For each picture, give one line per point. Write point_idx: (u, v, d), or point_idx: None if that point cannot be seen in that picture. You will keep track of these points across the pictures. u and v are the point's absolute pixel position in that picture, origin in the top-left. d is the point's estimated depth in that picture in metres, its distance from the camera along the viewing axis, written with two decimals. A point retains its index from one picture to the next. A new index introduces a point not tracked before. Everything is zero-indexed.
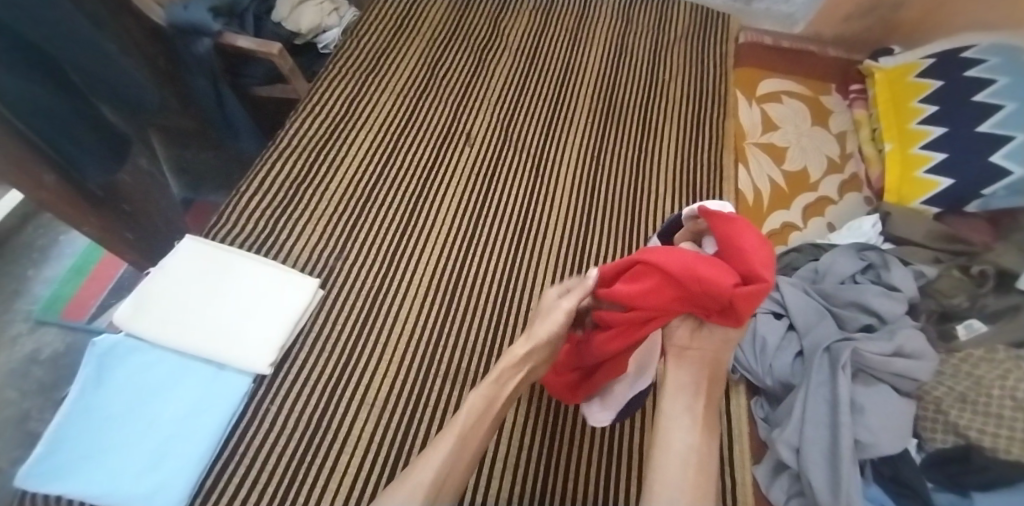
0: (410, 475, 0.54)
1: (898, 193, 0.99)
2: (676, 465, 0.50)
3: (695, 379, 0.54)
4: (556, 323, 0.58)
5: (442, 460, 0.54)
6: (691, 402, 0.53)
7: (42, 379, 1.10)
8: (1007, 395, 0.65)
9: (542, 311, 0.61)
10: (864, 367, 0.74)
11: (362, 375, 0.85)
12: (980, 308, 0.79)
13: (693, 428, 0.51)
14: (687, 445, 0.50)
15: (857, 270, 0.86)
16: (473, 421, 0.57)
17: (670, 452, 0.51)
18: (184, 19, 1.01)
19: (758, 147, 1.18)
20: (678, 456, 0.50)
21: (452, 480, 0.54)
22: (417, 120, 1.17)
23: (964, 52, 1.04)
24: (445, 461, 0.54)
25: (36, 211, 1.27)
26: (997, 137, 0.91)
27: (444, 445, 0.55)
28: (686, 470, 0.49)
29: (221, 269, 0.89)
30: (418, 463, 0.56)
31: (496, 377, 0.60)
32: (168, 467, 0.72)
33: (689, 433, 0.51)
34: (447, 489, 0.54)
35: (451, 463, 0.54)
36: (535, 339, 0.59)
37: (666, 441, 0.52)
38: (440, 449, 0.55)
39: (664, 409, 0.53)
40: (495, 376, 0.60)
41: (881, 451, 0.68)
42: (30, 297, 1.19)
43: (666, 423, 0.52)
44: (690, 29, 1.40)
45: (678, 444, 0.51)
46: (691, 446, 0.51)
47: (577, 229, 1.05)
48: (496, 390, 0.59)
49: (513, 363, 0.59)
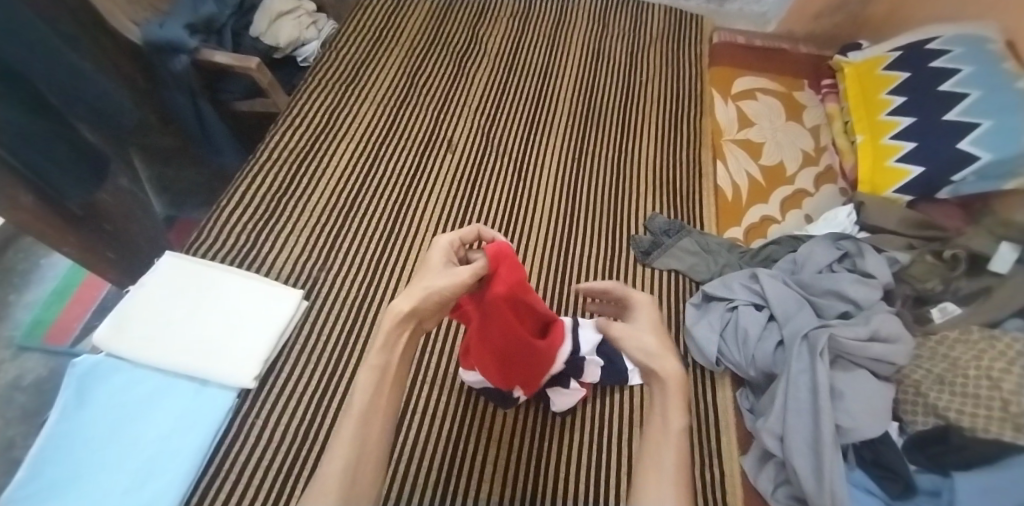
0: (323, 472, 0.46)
1: (871, 184, 1.01)
2: (661, 477, 0.46)
3: (675, 416, 0.49)
4: (447, 281, 0.53)
5: (349, 456, 0.47)
6: (672, 436, 0.49)
7: (26, 404, 1.09)
8: (983, 373, 0.66)
9: (431, 267, 0.56)
10: (843, 353, 0.75)
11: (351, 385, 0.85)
12: (953, 291, 0.81)
13: (672, 451, 0.48)
14: (671, 476, 0.46)
15: (833, 259, 0.88)
16: (367, 403, 0.50)
17: (652, 478, 0.46)
18: (161, 37, 0.99)
19: (735, 143, 1.20)
20: (665, 486, 0.45)
21: (368, 465, 0.48)
22: (398, 130, 1.18)
23: (930, 44, 1.07)
24: (353, 455, 0.47)
25: (17, 235, 1.26)
26: (964, 124, 0.93)
27: (346, 434, 0.48)
28: (672, 467, 0.47)
29: (204, 284, 0.89)
30: (321, 462, 0.47)
31: (383, 343, 0.52)
32: (153, 485, 0.71)
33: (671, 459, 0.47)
34: (366, 478, 0.47)
35: (361, 443, 0.48)
36: (425, 296, 0.52)
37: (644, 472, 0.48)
38: (343, 440, 0.48)
39: (648, 448, 0.49)
40: (381, 343, 0.52)
41: (862, 435, 0.69)
42: (12, 323, 1.18)
43: (649, 462, 0.48)
44: (664, 33, 1.43)
45: (654, 468, 0.47)
46: (674, 473, 0.46)
47: (561, 231, 1.06)
48: (385, 356, 0.52)
49: (399, 323, 0.52)
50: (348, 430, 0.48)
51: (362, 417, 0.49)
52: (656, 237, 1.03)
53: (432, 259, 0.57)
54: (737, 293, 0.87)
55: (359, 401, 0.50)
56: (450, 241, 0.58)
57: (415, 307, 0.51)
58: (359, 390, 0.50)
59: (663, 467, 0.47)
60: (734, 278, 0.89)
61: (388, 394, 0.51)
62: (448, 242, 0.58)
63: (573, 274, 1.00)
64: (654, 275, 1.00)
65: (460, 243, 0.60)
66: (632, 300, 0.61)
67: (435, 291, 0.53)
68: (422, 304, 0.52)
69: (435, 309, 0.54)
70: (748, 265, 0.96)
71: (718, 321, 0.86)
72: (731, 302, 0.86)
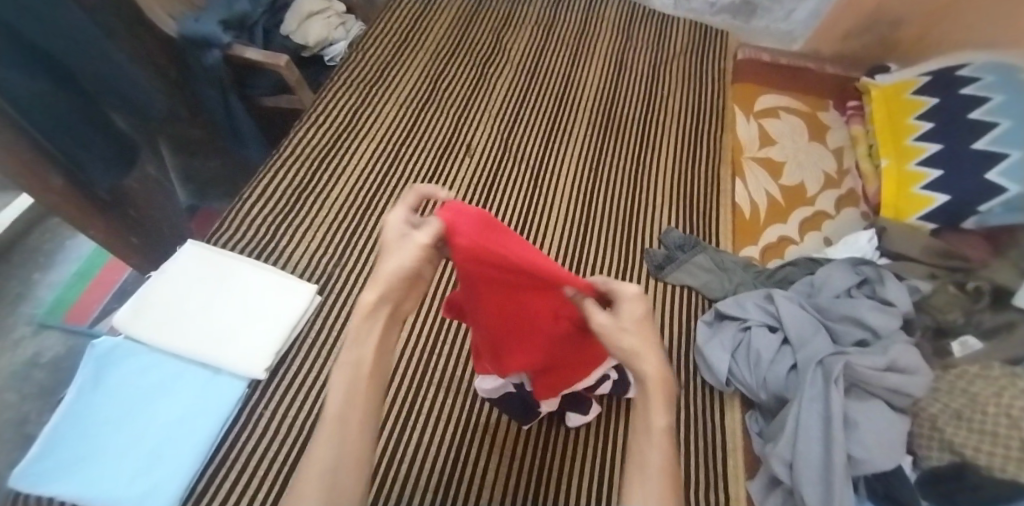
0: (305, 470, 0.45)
1: (895, 209, 0.99)
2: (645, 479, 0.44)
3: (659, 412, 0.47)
4: (411, 260, 0.49)
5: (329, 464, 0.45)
6: (657, 435, 0.46)
7: (42, 382, 1.11)
8: (1001, 412, 0.64)
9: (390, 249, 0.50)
10: (859, 381, 0.73)
11: None
12: (975, 324, 0.79)
13: (656, 450, 0.46)
14: (656, 477, 0.44)
15: (852, 284, 0.87)
16: (343, 404, 0.47)
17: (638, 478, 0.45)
18: (196, 31, 1.01)
19: (755, 161, 1.19)
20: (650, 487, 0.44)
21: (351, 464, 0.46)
22: (418, 131, 1.19)
23: (960, 71, 1.05)
24: (331, 463, 0.45)
25: (45, 216, 1.29)
26: (993, 153, 0.91)
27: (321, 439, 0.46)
28: (658, 466, 0.45)
29: (221, 274, 0.90)
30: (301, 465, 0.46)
31: (354, 338, 0.49)
32: (160, 471, 0.72)
33: (656, 458, 0.45)
34: (348, 477, 0.45)
35: (343, 437, 0.46)
36: (390, 279, 0.49)
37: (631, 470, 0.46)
38: (320, 447, 0.45)
39: (636, 445, 0.47)
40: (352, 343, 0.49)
41: (874, 467, 0.68)
42: (34, 301, 1.21)
43: (636, 461, 0.46)
44: (689, 47, 1.42)
45: (640, 467, 0.45)
46: (660, 475, 0.44)
47: (576, 239, 1.06)
48: (358, 351, 0.49)
49: (370, 315, 0.49)
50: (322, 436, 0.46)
51: (340, 418, 0.47)
52: (670, 252, 1.03)
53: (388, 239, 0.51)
54: (751, 314, 0.86)
55: (333, 404, 0.47)
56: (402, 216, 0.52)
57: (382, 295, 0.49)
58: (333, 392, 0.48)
59: (648, 470, 0.45)
60: (748, 298, 0.88)
61: (366, 392, 0.48)
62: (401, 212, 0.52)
63: None
64: (667, 290, 0.99)
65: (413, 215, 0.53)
66: (618, 292, 0.51)
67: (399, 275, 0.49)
68: (391, 288, 0.50)
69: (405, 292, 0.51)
70: (763, 286, 0.95)
71: (731, 341, 0.84)
72: (745, 322, 0.85)
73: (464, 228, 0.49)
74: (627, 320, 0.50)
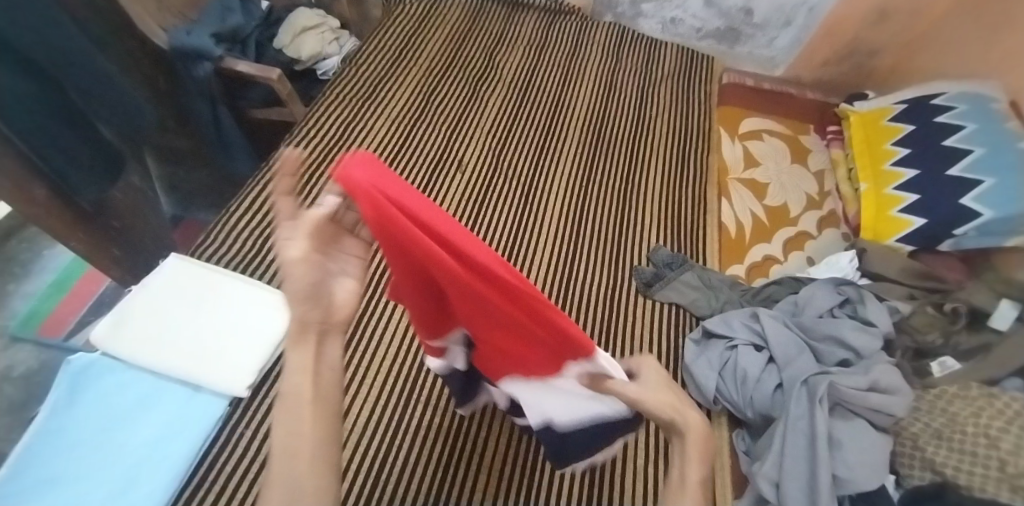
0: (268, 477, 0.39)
1: (874, 231, 1.02)
2: None
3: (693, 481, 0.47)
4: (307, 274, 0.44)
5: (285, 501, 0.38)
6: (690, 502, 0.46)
7: (12, 397, 1.07)
8: (980, 432, 0.66)
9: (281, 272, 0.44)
10: (841, 400, 0.74)
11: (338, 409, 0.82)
12: (953, 346, 0.81)
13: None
14: None
15: (834, 304, 0.89)
16: (288, 432, 0.41)
17: None
18: (189, 44, 1.03)
19: (740, 182, 1.22)
20: None
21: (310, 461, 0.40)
22: (409, 147, 1.19)
23: (934, 99, 1.09)
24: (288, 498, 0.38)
25: (22, 225, 1.25)
26: (967, 180, 0.94)
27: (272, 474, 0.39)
28: None
29: (203, 287, 0.88)
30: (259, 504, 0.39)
31: (291, 364, 0.43)
32: (134, 493, 0.69)
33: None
34: (310, 486, 0.39)
35: (294, 439, 0.41)
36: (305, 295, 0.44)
37: None
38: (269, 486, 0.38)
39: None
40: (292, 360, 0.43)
41: (859, 487, 0.68)
42: (8, 313, 1.17)
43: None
44: (675, 70, 1.45)
45: None
46: None
47: (565, 257, 1.06)
48: (304, 375, 0.43)
49: (297, 338, 0.44)
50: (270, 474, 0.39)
51: (286, 451, 0.40)
52: (658, 269, 1.04)
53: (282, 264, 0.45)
54: (737, 332, 0.87)
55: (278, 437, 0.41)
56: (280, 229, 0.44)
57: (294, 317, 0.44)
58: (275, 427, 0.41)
59: None
60: (734, 317, 0.89)
61: (321, 412, 0.43)
62: (285, 200, 0.44)
63: (574, 301, 0.99)
64: (655, 307, 1.00)
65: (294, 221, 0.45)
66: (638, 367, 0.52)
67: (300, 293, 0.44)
68: (313, 306, 0.45)
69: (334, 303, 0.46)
70: (750, 304, 0.97)
71: (717, 359, 0.85)
72: (732, 341, 0.86)
73: (367, 183, 0.37)
74: (653, 386, 0.50)
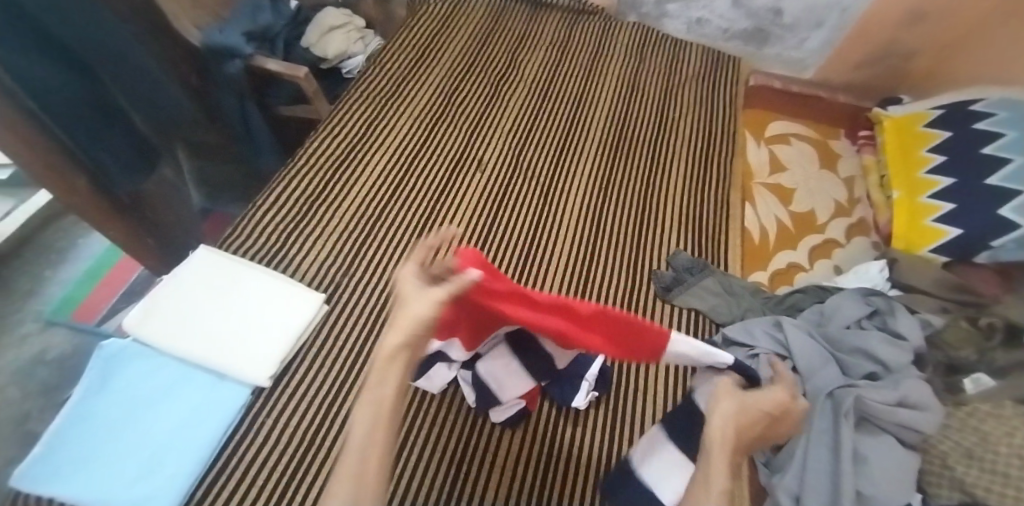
0: (332, 479, 0.42)
1: (908, 241, 0.99)
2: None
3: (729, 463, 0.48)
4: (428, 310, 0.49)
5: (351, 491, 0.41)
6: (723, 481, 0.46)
7: (46, 380, 1.10)
8: (1014, 453, 0.63)
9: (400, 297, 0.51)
10: (867, 415, 0.73)
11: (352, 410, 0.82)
12: (988, 362, 0.78)
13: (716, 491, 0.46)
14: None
15: (862, 315, 0.86)
16: (364, 436, 0.44)
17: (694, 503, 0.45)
18: (220, 42, 1.03)
19: (766, 187, 1.20)
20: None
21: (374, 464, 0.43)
22: (430, 146, 1.20)
23: (973, 105, 1.05)
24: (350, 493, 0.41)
25: (59, 215, 1.32)
26: (1005, 190, 0.91)
27: (344, 469, 0.42)
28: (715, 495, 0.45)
29: (230, 279, 0.90)
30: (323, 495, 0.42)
31: (376, 376, 0.47)
32: (160, 476, 0.71)
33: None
34: (371, 476, 0.43)
35: (367, 443, 0.44)
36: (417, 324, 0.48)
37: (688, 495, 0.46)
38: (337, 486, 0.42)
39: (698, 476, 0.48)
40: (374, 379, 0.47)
41: (884, 504, 0.66)
42: (43, 298, 1.21)
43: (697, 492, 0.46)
44: (700, 71, 1.43)
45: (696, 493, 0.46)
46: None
47: (584, 258, 1.05)
48: (381, 388, 0.47)
49: (397, 350, 0.48)
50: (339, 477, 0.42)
51: (360, 449, 0.44)
52: (679, 274, 1.02)
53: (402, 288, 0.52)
54: (758, 341, 0.85)
55: (356, 436, 0.44)
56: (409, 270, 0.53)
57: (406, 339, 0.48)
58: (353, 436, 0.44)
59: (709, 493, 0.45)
60: (756, 325, 0.88)
61: (391, 415, 0.46)
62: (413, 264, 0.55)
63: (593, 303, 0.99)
64: (675, 312, 0.99)
65: (422, 261, 0.55)
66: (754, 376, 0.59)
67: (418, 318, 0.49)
68: (414, 335, 0.49)
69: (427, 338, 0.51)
70: (772, 312, 0.95)
71: None
72: (753, 349, 0.83)
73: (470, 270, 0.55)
74: (756, 397, 0.54)
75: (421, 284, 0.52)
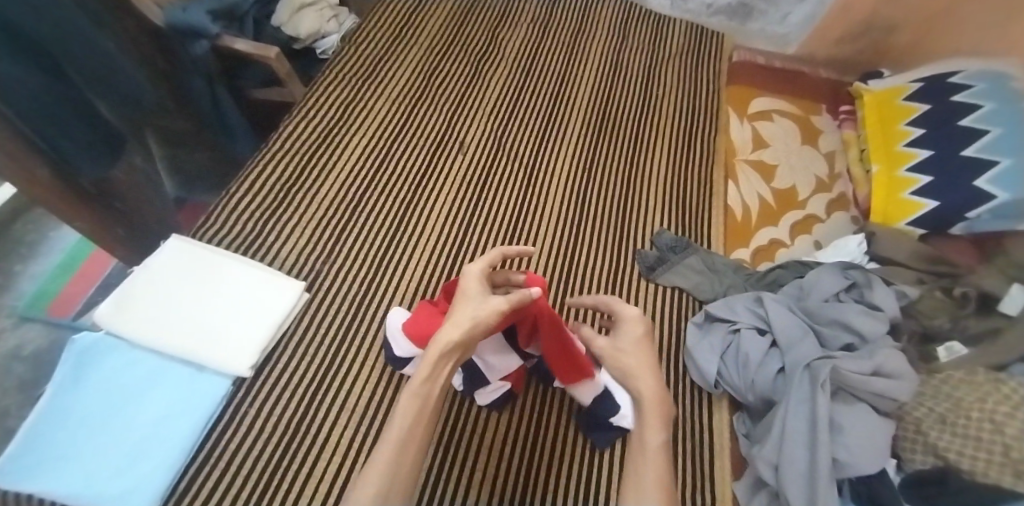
0: (374, 460, 0.52)
1: (884, 214, 1.00)
2: (644, 482, 0.51)
3: (646, 418, 0.55)
4: (488, 317, 0.56)
5: (383, 477, 0.50)
6: (648, 438, 0.54)
7: (23, 375, 1.09)
8: (986, 417, 0.65)
9: (465, 295, 0.59)
10: (844, 385, 0.74)
11: (335, 395, 0.83)
12: (961, 330, 0.80)
13: (649, 455, 0.53)
14: (653, 474, 0.52)
15: (840, 288, 0.87)
16: (406, 430, 0.53)
17: (638, 475, 0.52)
18: (182, 20, 0.99)
19: (748, 163, 1.20)
20: (649, 477, 0.52)
21: (414, 443, 0.53)
22: (410, 128, 1.18)
23: (952, 78, 1.06)
24: (386, 475, 0.51)
25: (26, 208, 1.27)
26: (982, 161, 0.92)
27: (380, 461, 0.51)
28: (652, 453, 0.53)
29: (208, 270, 0.89)
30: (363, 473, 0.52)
31: (427, 374, 0.55)
32: (140, 469, 0.71)
33: (653, 464, 0.52)
34: (405, 467, 0.52)
35: (405, 438, 0.53)
36: (472, 327, 0.55)
37: (631, 465, 0.54)
38: (377, 469, 0.51)
39: (635, 447, 0.55)
40: (427, 373, 0.54)
41: (858, 471, 0.68)
42: (16, 293, 1.19)
43: (637, 458, 0.54)
44: (683, 49, 1.42)
45: (637, 466, 0.53)
46: (658, 468, 0.52)
47: (567, 239, 1.05)
48: (428, 388, 0.55)
49: (444, 354, 0.55)
50: (382, 459, 0.51)
51: (399, 442, 0.53)
52: (662, 253, 1.03)
53: (466, 288, 0.60)
54: (741, 316, 0.86)
55: (400, 421, 0.54)
56: (480, 271, 0.62)
57: (463, 337, 0.55)
58: (399, 419, 0.54)
59: (647, 453, 0.53)
60: (738, 301, 0.88)
61: (426, 423, 0.55)
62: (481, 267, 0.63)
63: (575, 282, 0.99)
64: (659, 290, 1.00)
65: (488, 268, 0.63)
66: (619, 313, 0.64)
67: (476, 321, 0.56)
68: (468, 336, 0.55)
69: (476, 340, 0.57)
70: (753, 288, 0.96)
71: (720, 343, 0.85)
72: (735, 324, 0.85)
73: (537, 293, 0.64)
74: (627, 341, 0.61)
75: (482, 291, 0.60)
